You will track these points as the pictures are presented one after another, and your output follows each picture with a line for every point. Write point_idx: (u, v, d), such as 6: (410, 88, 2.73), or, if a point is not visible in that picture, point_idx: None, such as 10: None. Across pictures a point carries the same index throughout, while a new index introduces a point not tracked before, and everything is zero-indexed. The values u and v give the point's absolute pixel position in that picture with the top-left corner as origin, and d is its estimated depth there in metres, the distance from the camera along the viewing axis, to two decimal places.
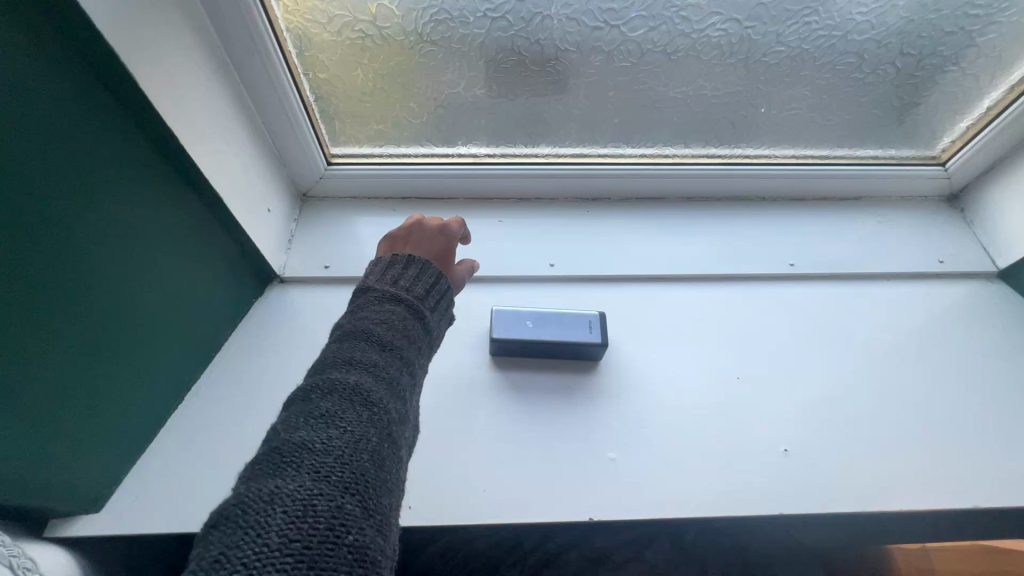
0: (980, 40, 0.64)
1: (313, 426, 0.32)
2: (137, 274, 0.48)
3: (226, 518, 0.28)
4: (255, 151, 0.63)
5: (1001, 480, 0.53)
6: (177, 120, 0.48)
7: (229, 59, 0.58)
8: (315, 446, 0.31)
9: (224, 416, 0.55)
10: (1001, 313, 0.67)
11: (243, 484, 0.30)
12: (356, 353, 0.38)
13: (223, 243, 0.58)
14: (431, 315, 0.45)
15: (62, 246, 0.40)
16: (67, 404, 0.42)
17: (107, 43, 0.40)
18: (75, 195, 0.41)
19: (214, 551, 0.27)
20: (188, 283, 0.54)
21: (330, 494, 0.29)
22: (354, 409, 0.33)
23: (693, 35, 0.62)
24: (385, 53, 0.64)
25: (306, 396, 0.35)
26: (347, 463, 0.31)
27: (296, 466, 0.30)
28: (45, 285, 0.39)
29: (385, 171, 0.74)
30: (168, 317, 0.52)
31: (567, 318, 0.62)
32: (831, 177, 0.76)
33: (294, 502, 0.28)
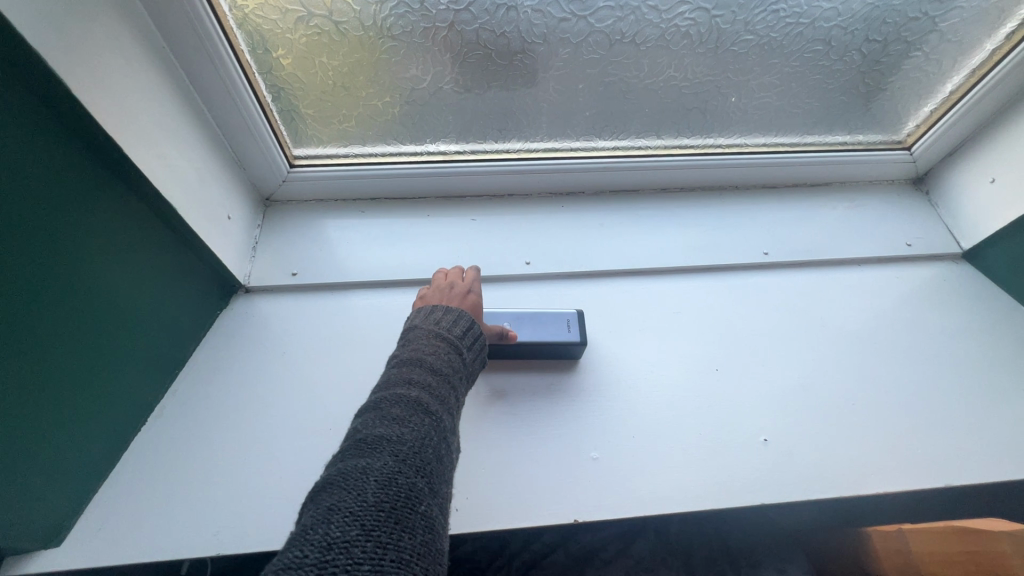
0: (942, 26, 0.64)
1: (390, 422, 0.34)
2: (69, 280, 0.43)
3: (323, 491, 0.30)
4: (209, 156, 0.60)
5: (973, 458, 0.54)
6: (120, 127, 0.45)
7: (175, 59, 0.54)
8: (393, 437, 0.33)
9: (191, 436, 0.52)
10: (966, 294, 0.69)
11: (331, 466, 0.32)
12: (417, 368, 0.40)
13: (167, 241, 0.53)
14: (474, 347, 0.47)
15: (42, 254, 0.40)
16: (19, 438, 0.40)
17: (34, 51, 0.36)
18: (46, 210, 0.40)
19: (320, 512, 0.29)
20: (127, 287, 0.48)
21: (409, 474, 0.31)
22: (421, 413, 0.35)
23: (662, 25, 0.61)
24: (345, 48, 0.61)
25: (377, 400, 0.37)
26: (419, 453, 0.33)
27: (378, 450, 0.32)
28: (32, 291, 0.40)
29: (353, 172, 0.71)
30: (107, 325, 0.47)
31: (545, 318, 0.61)
32: (801, 164, 0.77)
33: (381, 476, 0.30)
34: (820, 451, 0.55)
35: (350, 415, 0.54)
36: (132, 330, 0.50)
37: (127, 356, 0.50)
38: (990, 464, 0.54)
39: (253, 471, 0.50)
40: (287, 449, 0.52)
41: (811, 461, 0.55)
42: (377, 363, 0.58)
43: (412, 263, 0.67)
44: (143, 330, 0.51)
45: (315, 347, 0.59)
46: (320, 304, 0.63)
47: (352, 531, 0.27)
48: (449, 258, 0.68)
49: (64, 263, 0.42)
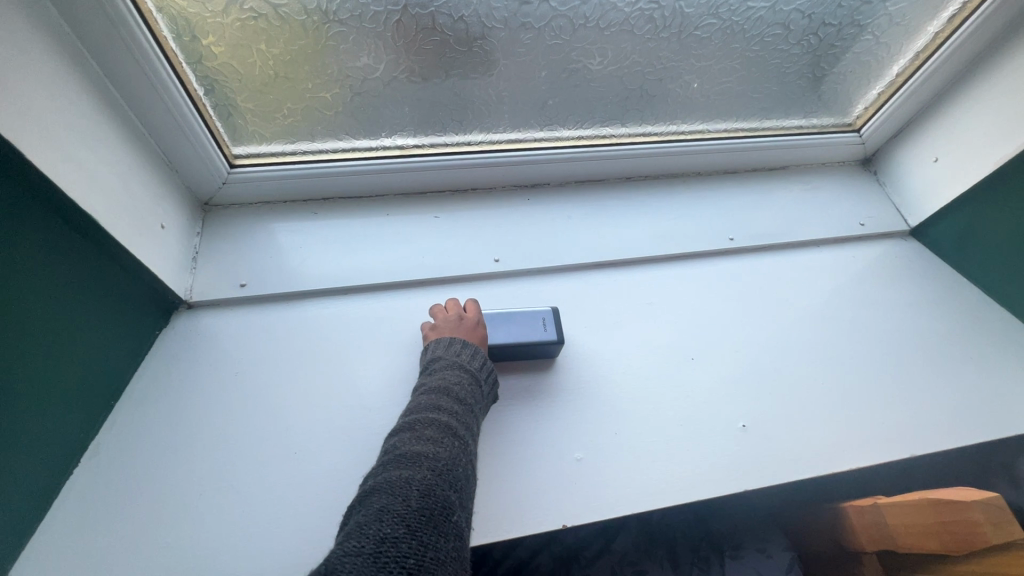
0: (892, 10, 0.66)
1: (427, 441, 0.38)
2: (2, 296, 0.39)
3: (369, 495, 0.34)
4: (133, 158, 0.53)
5: (933, 428, 0.56)
6: (16, 127, 0.38)
7: (84, 47, 0.47)
8: (431, 454, 0.37)
9: (135, 475, 0.47)
10: (915, 269, 0.72)
11: (375, 476, 0.36)
12: (445, 395, 0.44)
13: (50, 220, 0.42)
14: (495, 378, 0.51)
15: (19, 287, 0.40)
16: None
17: None
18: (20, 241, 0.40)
19: (370, 512, 0.32)
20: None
21: (444, 488, 0.35)
22: (452, 436, 0.40)
23: (626, 9, 0.59)
24: (286, 35, 0.55)
25: (413, 421, 0.41)
26: (452, 473, 0.36)
27: (419, 463, 0.36)
28: (7, 323, 0.39)
29: (302, 171, 0.66)
30: None
31: (519, 317, 0.59)
32: (759, 149, 0.78)
33: (422, 486, 0.34)
34: (794, 432, 0.56)
35: (316, 436, 0.50)
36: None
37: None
38: (949, 432, 0.56)
39: (211, 506, 0.45)
40: (248, 480, 0.47)
41: (787, 442, 0.55)
42: (342, 376, 0.54)
43: (375, 267, 0.63)
44: (64, 357, 0.44)
45: (274, 366, 0.54)
46: (274, 317, 0.58)
47: (401, 529, 0.31)
48: (413, 260, 0.64)
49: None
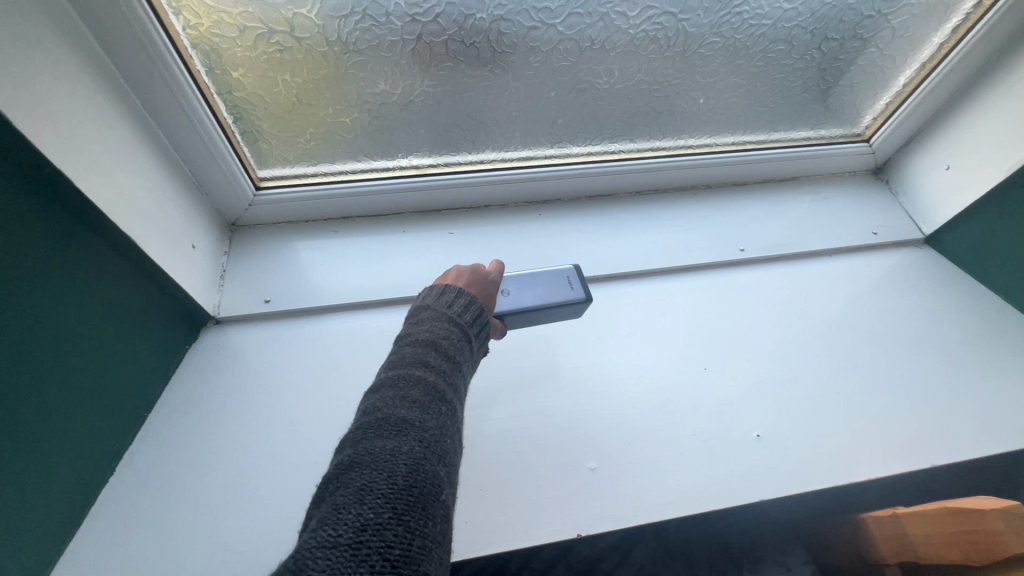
0: (894, 22, 0.67)
1: (413, 405, 0.32)
2: (56, 314, 0.42)
3: (348, 470, 0.28)
4: (168, 183, 0.57)
5: (954, 437, 0.56)
6: (68, 158, 0.42)
7: (127, 82, 0.51)
8: (418, 421, 0.31)
9: (166, 484, 0.49)
10: (931, 277, 0.72)
11: (352, 445, 0.30)
12: (434, 348, 0.37)
13: (90, 239, 0.45)
14: (489, 331, 0.45)
15: (68, 306, 0.43)
16: None
17: None
18: (72, 264, 0.43)
19: (348, 494, 0.27)
20: (30, 286, 0.40)
21: (434, 463, 0.29)
22: (441, 400, 0.34)
23: (630, 30, 0.62)
24: (309, 65, 0.59)
25: (394, 377, 0.34)
26: (442, 442, 0.31)
27: (405, 433, 0.30)
28: (56, 337, 0.42)
29: (322, 192, 0.69)
30: (25, 351, 0.40)
31: (545, 278, 0.59)
32: (768, 161, 0.79)
33: (409, 461, 0.28)
34: (810, 441, 0.56)
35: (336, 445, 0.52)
36: (39, 336, 0.41)
37: (42, 375, 0.41)
38: (970, 442, 0.55)
39: (237, 514, 0.47)
40: (272, 488, 0.49)
41: (803, 452, 0.55)
42: (361, 389, 0.56)
43: (392, 282, 0.65)
44: (103, 371, 0.47)
45: (296, 378, 0.56)
46: (296, 332, 0.61)
47: (386, 516, 0.26)
48: (428, 275, 0.66)
49: (51, 299, 0.41)
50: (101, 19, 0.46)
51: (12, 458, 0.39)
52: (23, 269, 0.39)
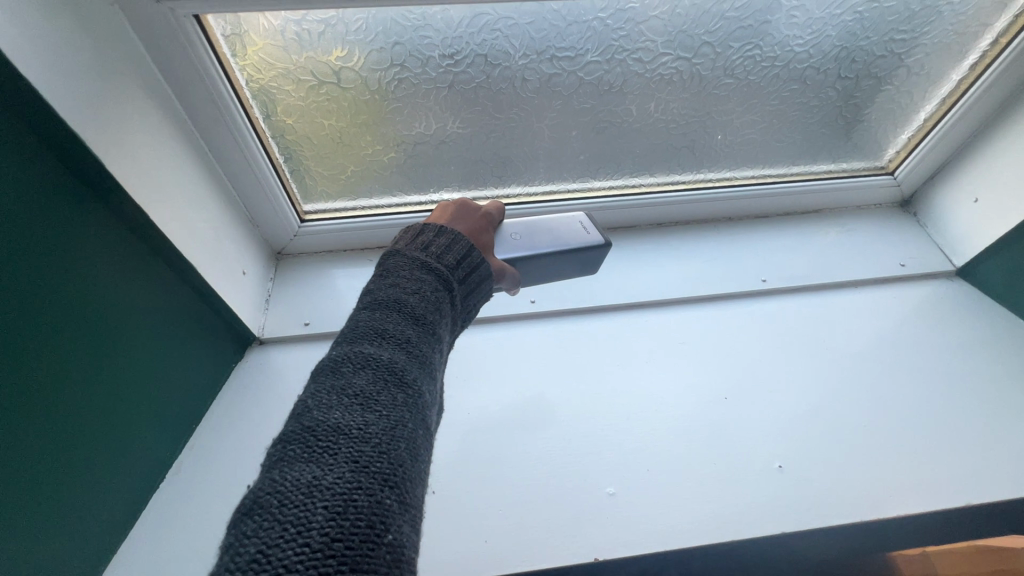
0: (908, 61, 0.68)
1: (348, 409, 0.30)
2: (126, 330, 0.47)
3: (260, 509, 0.25)
4: (224, 217, 0.63)
5: (989, 473, 0.54)
6: (147, 195, 0.48)
7: (195, 129, 0.58)
8: (352, 430, 0.28)
9: (212, 491, 0.53)
10: (964, 311, 0.70)
11: (273, 469, 0.27)
12: (388, 323, 0.36)
13: (153, 264, 0.50)
14: (461, 287, 0.44)
15: (135, 323, 0.48)
16: (60, 491, 0.41)
17: (78, 137, 0.41)
18: (142, 287, 0.49)
19: (250, 548, 0.23)
20: (107, 303, 0.45)
21: (370, 487, 0.26)
22: (389, 390, 0.31)
23: (646, 75, 0.65)
24: (352, 112, 0.65)
25: (336, 368, 0.32)
26: (386, 453, 0.28)
27: (332, 453, 0.27)
28: (124, 351, 0.47)
29: (361, 224, 0.74)
30: (99, 362, 0.45)
31: (558, 224, 0.59)
32: (790, 194, 0.80)
33: (334, 496, 0.25)
34: (836, 475, 0.55)
35: None
36: (111, 348, 0.46)
37: (112, 385, 0.46)
38: (1006, 482, 0.54)
39: None
40: None
41: (828, 485, 0.55)
42: None
43: None
44: (162, 385, 0.52)
45: None
46: None
47: None
48: None
49: (123, 316, 0.47)
50: (181, 78, 0.53)
51: (84, 459, 0.43)
52: (100, 288, 0.45)
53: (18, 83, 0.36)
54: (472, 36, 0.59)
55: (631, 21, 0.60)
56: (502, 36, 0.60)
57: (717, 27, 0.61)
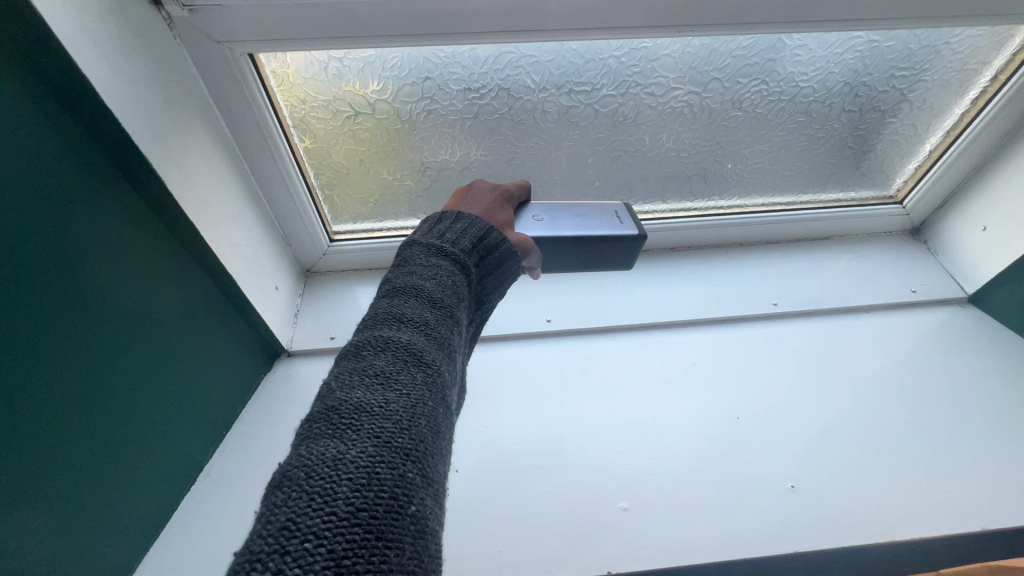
0: (911, 96, 0.71)
1: (370, 388, 0.32)
2: (174, 336, 0.51)
3: (289, 482, 0.27)
4: (262, 235, 0.67)
5: (1004, 499, 0.55)
6: (199, 213, 0.52)
7: (241, 154, 0.62)
8: (373, 408, 0.30)
9: (242, 496, 0.55)
10: (976, 337, 0.71)
11: (300, 446, 0.29)
12: (407, 307, 0.38)
13: (198, 276, 0.54)
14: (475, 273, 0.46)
15: (182, 330, 0.52)
16: (107, 485, 0.43)
17: (145, 159, 0.45)
18: (189, 297, 0.52)
19: (279, 517, 0.25)
20: (159, 311, 0.49)
21: (392, 461, 0.28)
22: (409, 371, 0.34)
23: (659, 107, 0.69)
24: (383, 140, 0.70)
25: (358, 350, 0.35)
26: (406, 429, 0.30)
27: (356, 430, 0.29)
28: (171, 356, 0.50)
29: (386, 245, 0.78)
30: (150, 364, 0.48)
31: (594, 211, 0.61)
32: (800, 221, 0.82)
33: (357, 469, 0.27)
34: (850, 496, 0.56)
35: None
36: (160, 352, 0.49)
37: (159, 387, 0.49)
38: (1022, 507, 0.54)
39: None
40: None
41: (842, 506, 0.55)
42: None
43: None
44: (201, 391, 0.55)
45: None
46: None
47: (325, 544, 0.24)
48: None
49: (172, 323, 0.50)
50: (232, 108, 0.58)
51: (131, 456, 0.46)
52: (154, 297, 0.48)
53: (98, 112, 0.41)
54: (496, 72, 0.64)
55: (644, 59, 0.64)
56: (524, 72, 0.64)
57: (725, 64, 0.65)
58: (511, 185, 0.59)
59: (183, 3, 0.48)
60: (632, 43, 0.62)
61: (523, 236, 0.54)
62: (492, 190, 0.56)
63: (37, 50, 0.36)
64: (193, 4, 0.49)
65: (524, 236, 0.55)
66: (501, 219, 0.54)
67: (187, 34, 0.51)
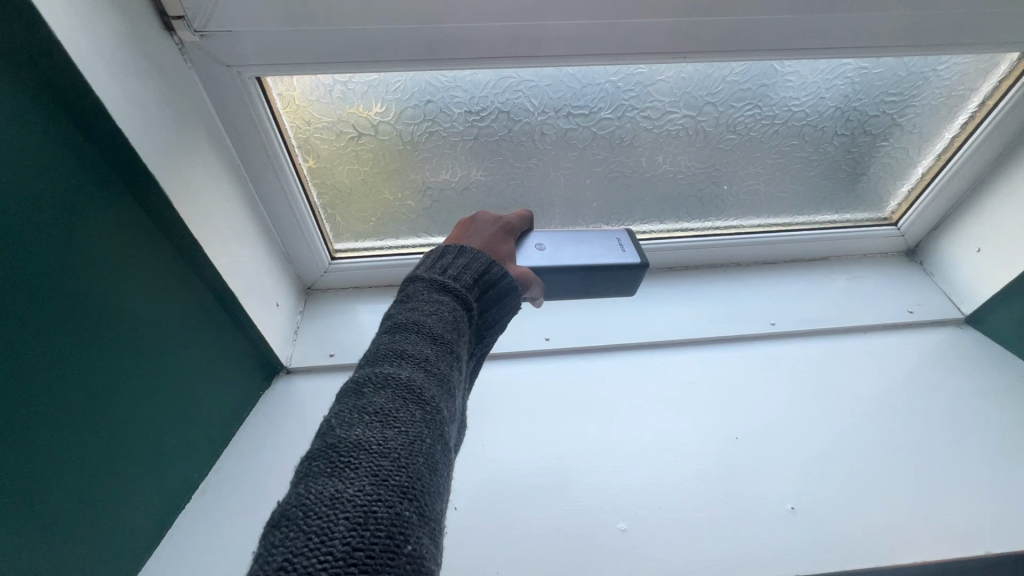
0: (902, 120, 0.73)
1: (369, 426, 0.32)
2: (175, 352, 0.51)
3: (288, 519, 0.27)
4: (265, 253, 0.68)
5: (1007, 522, 0.54)
6: (204, 231, 0.53)
7: (246, 174, 0.64)
8: (372, 446, 0.31)
9: (238, 515, 0.54)
10: (973, 358, 0.72)
11: (300, 483, 0.30)
12: (408, 344, 0.38)
13: (202, 294, 0.54)
14: (477, 306, 0.46)
15: (182, 347, 0.52)
16: (102, 501, 0.43)
17: (152, 177, 0.46)
18: (191, 314, 0.53)
19: (277, 557, 0.26)
20: (161, 329, 0.49)
21: (389, 500, 0.28)
22: (408, 408, 0.34)
23: (655, 130, 0.71)
24: (385, 160, 0.71)
25: (359, 387, 0.35)
26: (404, 467, 0.30)
27: (354, 468, 0.29)
28: (172, 372, 0.51)
29: (387, 263, 0.79)
30: (149, 380, 0.48)
31: (597, 242, 0.62)
32: (796, 242, 0.83)
33: (354, 508, 0.27)
34: (852, 518, 0.55)
35: None
36: (160, 370, 0.49)
37: (158, 404, 0.49)
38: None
39: None
40: None
41: (843, 529, 0.55)
42: None
43: None
44: (200, 407, 0.55)
45: None
46: None
47: None
48: None
49: (174, 340, 0.51)
50: (238, 129, 0.60)
51: (128, 472, 0.46)
52: (157, 314, 0.49)
53: (108, 131, 0.42)
54: (496, 96, 0.65)
55: (640, 84, 0.65)
56: (523, 96, 0.66)
57: (719, 90, 0.67)
58: (513, 217, 0.60)
59: (195, 29, 0.50)
60: (628, 69, 0.64)
61: (525, 270, 0.55)
62: (494, 224, 0.57)
63: (52, 73, 0.37)
64: (205, 30, 0.50)
65: (525, 269, 0.55)
66: (502, 252, 0.55)
67: (198, 58, 0.53)
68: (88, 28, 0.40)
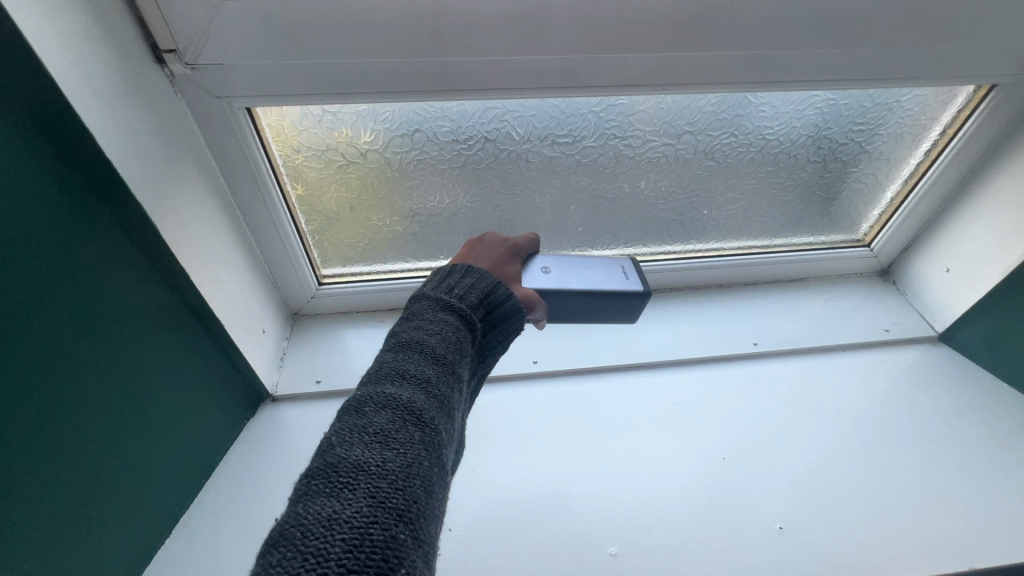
0: (870, 147, 0.76)
1: (369, 446, 0.32)
2: (157, 381, 0.50)
3: (285, 538, 0.27)
4: (251, 280, 0.68)
5: (988, 537, 0.55)
6: (190, 259, 0.53)
7: (233, 201, 0.64)
8: (371, 467, 0.31)
9: (217, 549, 0.53)
10: (947, 375, 0.74)
11: (298, 502, 0.29)
12: (410, 364, 0.38)
13: (188, 322, 0.54)
14: (479, 327, 0.47)
15: (166, 375, 0.51)
16: (78, 539, 0.42)
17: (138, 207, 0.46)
18: (175, 341, 0.52)
19: None
20: (144, 357, 0.48)
21: (386, 522, 0.28)
22: (408, 429, 0.34)
23: (636, 157, 0.73)
24: (372, 187, 0.72)
25: (360, 406, 0.35)
26: (401, 489, 0.30)
27: (352, 489, 0.29)
28: (155, 402, 0.50)
29: (374, 288, 0.79)
30: (130, 410, 0.47)
31: (605, 269, 0.63)
32: (774, 263, 0.85)
33: (352, 529, 0.27)
34: (835, 537, 0.56)
35: None
36: (142, 399, 0.48)
37: (140, 435, 0.48)
38: (1003, 543, 0.55)
39: None
40: None
41: (830, 548, 0.55)
42: None
43: None
44: (181, 438, 0.53)
45: None
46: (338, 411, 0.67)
47: None
48: None
49: (156, 369, 0.50)
50: (227, 158, 0.60)
51: (107, 507, 0.45)
52: (141, 342, 0.48)
53: (96, 162, 0.42)
54: (482, 125, 0.67)
55: (621, 114, 0.68)
56: (509, 125, 0.68)
57: (697, 120, 0.70)
58: (520, 237, 0.61)
59: (186, 62, 0.51)
60: (609, 101, 0.66)
61: (530, 291, 0.56)
62: (505, 244, 0.58)
63: (43, 106, 0.38)
64: (195, 63, 0.51)
65: (531, 290, 0.56)
66: (509, 273, 0.56)
67: (188, 90, 0.53)
68: (77, 62, 0.40)
